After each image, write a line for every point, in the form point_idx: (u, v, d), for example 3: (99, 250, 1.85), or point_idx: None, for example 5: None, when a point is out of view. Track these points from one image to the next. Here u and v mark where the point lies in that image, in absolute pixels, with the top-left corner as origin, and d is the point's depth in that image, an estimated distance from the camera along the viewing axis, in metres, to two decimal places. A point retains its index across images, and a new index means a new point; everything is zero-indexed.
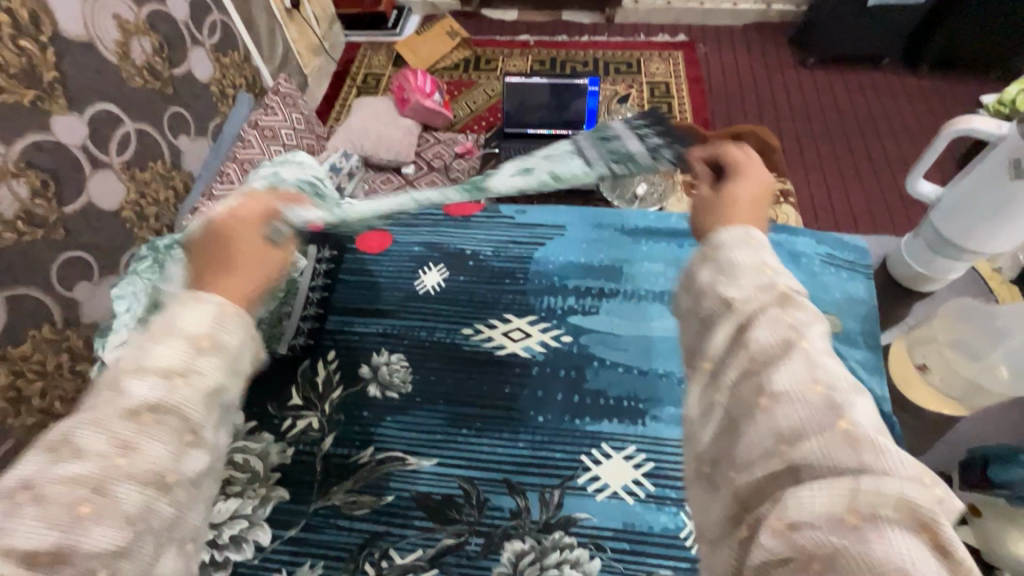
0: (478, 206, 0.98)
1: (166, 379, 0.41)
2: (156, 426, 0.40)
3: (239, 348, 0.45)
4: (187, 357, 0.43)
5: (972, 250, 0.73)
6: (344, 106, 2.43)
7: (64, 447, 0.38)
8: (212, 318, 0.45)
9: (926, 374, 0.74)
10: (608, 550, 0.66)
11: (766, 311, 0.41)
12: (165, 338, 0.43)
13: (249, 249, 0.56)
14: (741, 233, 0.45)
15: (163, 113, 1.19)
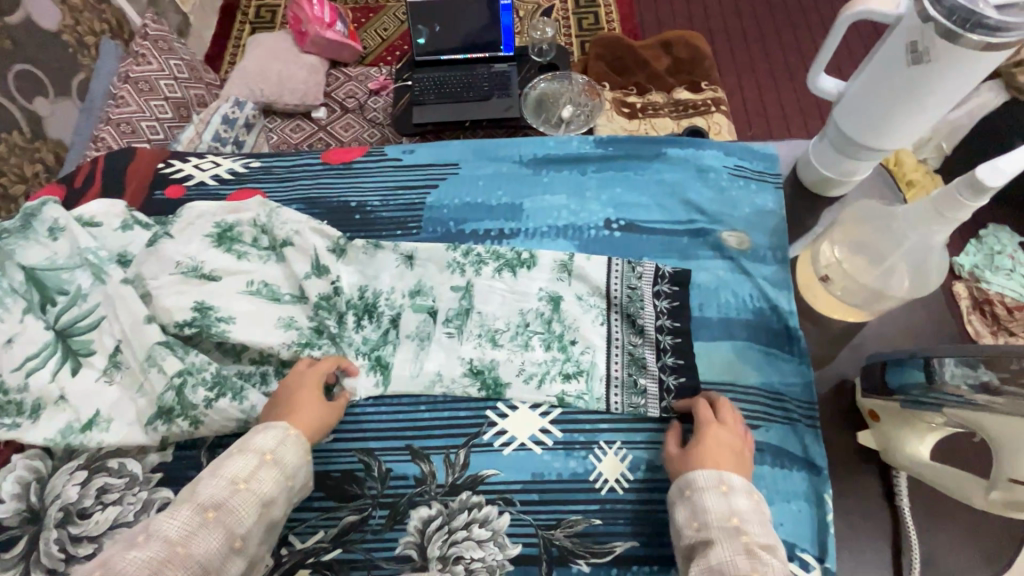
0: (360, 149, 0.87)
1: (233, 485, 0.53)
2: (210, 530, 0.50)
3: (293, 465, 0.57)
4: (228, 490, 0.52)
5: (872, 147, 0.68)
6: (237, 46, 2.09)
7: (144, 533, 0.48)
8: (280, 436, 0.58)
9: (828, 285, 0.68)
10: (517, 504, 0.64)
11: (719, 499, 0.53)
12: (242, 453, 0.55)
13: (310, 394, 0.64)
14: (714, 478, 0.55)
15: (4, 76, 1.05)
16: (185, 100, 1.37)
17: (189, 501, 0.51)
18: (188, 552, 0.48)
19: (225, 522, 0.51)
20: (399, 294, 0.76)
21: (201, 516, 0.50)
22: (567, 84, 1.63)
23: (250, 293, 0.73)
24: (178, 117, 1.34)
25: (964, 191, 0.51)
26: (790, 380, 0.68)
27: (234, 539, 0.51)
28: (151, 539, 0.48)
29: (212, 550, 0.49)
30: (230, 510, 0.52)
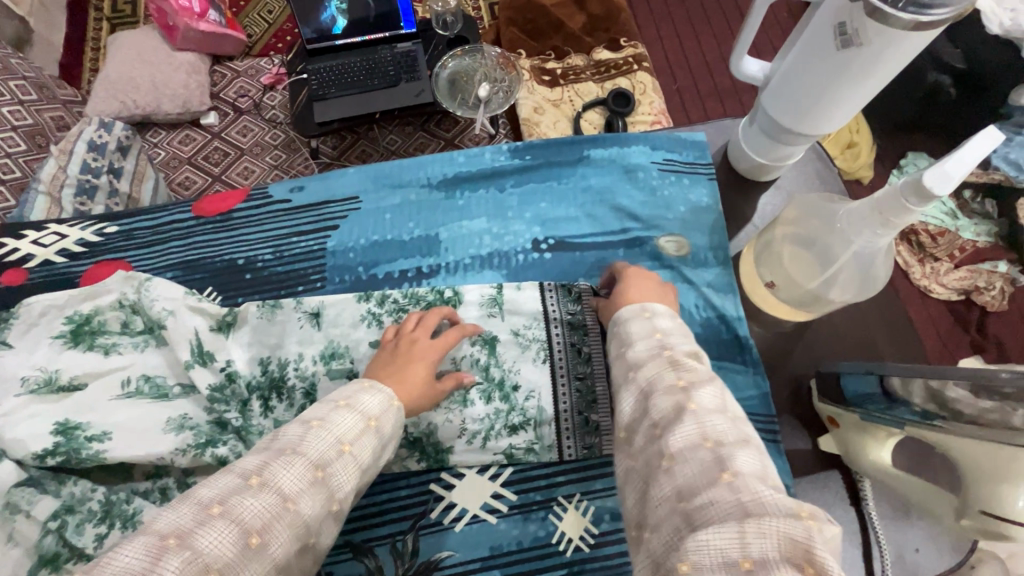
0: (239, 193, 0.74)
1: (339, 445, 0.46)
2: (318, 488, 0.43)
3: (390, 435, 0.51)
4: (334, 451, 0.46)
5: (804, 134, 0.63)
6: (98, 48, 1.73)
7: (257, 477, 0.41)
8: (384, 405, 0.52)
9: (772, 289, 0.64)
10: None
11: (644, 323, 0.52)
12: (349, 409, 0.49)
13: (421, 365, 0.58)
14: (637, 308, 0.54)
15: None
16: (40, 126, 1.16)
17: (297, 452, 0.44)
18: (299, 510, 0.41)
19: (332, 482, 0.44)
20: (310, 360, 0.66)
21: (312, 474, 0.43)
22: (480, 58, 1.48)
23: (128, 396, 0.62)
24: (35, 147, 1.13)
25: (909, 196, 0.46)
26: (747, 394, 0.65)
27: (332, 502, 0.45)
28: (266, 485, 0.41)
29: (315, 512, 0.43)
30: (337, 473, 0.45)
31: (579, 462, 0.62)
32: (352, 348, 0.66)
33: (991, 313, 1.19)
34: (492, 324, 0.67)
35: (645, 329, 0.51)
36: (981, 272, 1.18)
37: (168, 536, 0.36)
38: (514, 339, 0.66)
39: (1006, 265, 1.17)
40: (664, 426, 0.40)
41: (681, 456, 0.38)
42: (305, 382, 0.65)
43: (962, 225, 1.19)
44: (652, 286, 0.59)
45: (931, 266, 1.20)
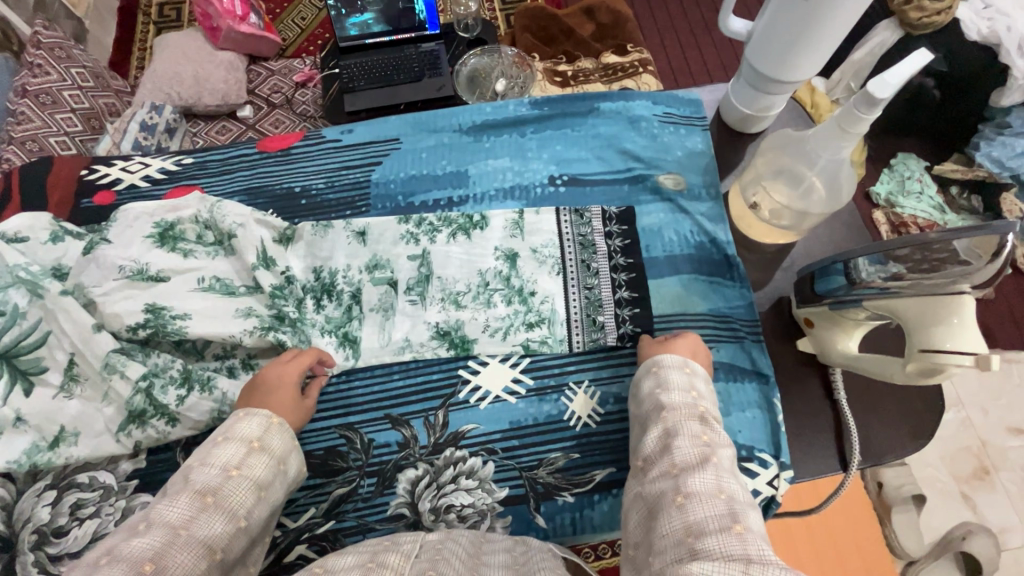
0: (297, 134, 0.86)
1: (226, 471, 0.52)
2: (210, 512, 0.49)
3: (282, 451, 0.57)
4: (221, 477, 0.52)
5: (781, 80, 0.74)
6: (145, 49, 1.88)
7: (143, 523, 0.47)
8: (264, 424, 0.58)
9: (757, 210, 0.74)
10: (499, 451, 0.67)
11: (683, 376, 0.59)
12: (228, 440, 0.55)
13: (286, 389, 0.63)
14: (680, 361, 0.61)
15: None
16: (94, 110, 1.33)
17: (183, 489, 0.50)
18: (191, 533, 0.47)
19: (223, 505, 0.50)
20: (356, 270, 0.76)
21: (200, 501, 0.49)
22: (498, 57, 1.62)
23: (203, 290, 0.72)
24: (88, 128, 1.30)
25: (861, 105, 0.56)
26: (734, 303, 0.74)
27: (239, 519, 0.51)
28: (152, 526, 0.46)
29: (218, 532, 0.49)
30: (227, 495, 0.51)
31: (589, 357, 0.71)
32: (393, 261, 0.76)
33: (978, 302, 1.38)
34: (514, 244, 0.77)
35: (684, 385, 0.58)
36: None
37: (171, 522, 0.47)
38: (533, 256, 0.77)
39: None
40: (683, 468, 0.49)
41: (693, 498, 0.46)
42: (351, 287, 0.75)
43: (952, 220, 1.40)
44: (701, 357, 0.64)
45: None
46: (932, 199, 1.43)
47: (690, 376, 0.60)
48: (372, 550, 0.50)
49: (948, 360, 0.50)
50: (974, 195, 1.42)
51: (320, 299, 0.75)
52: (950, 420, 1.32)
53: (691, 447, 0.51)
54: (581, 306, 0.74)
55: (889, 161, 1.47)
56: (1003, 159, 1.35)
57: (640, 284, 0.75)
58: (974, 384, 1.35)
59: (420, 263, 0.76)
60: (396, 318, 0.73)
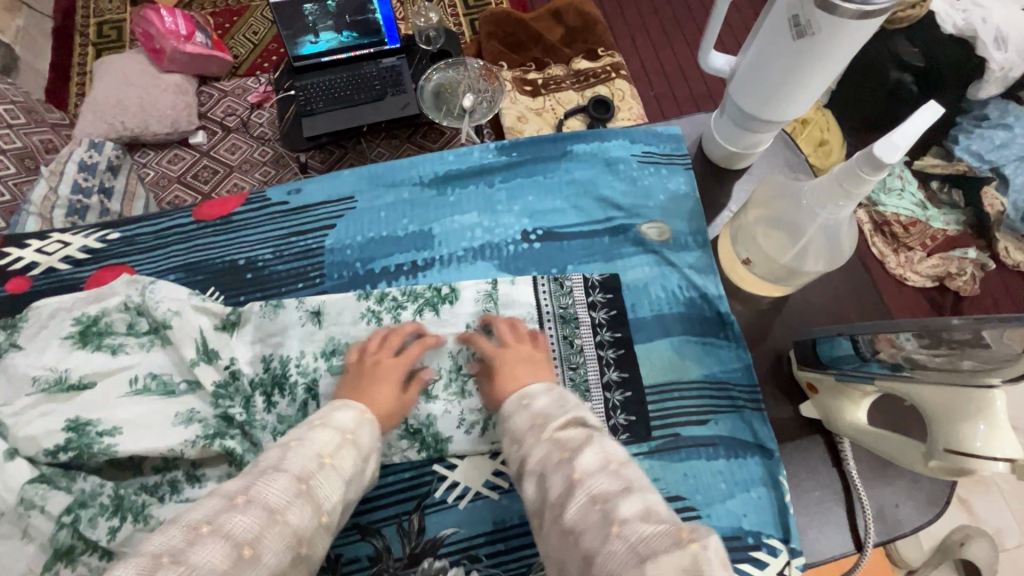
0: (238, 197, 0.76)
1: (320, 458, 0.48)
2: (301, 500, 0.44)
3: (368, 448, 0.54)
4: (314, 464, 0.47)
5: (768, 120, 0.68)
6: (84, 73, 1.72)
7: (241, 497, 0.42)
8: (356, 419, 0.55)
9: (749, 266, 0.68)
10: (483, 559, 0.60)
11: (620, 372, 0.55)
12: (325, 426, 0.51)
13: (276, 369, 0.61)
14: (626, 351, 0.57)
15: None
16: (27, 149, 1.21)
17: (279, 471, 0.45)
18: (285, 522, 0.42)
19: (315, 497, 0.45)
20: (311, 357, 0.68)
21: (297, 488, 0.44)
22: (463, 71, 1.50)
23: (137, 393, 0.63)
24: (23, 170, 1.18)
25: (865, 167, 0.50)
26: (730, 366, 0.68)
27: (320, 514, 0.45)
28: (252, 503, 0.42)
29: (304, 523, 0.44)
30: (319, 485, 0.46)
31: None
32: (353, 346, 0.68)
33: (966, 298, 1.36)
34: (489, 319, 0.70)
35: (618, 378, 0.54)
36: (952, 259, 1.36)
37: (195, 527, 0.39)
38: None
39: (974, 251, 1.36)
40: None
41: None
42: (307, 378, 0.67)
43: (933, 216, 1.39)
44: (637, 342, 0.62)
45: (906, 256, 1.37)
46: (913, 195, 1.40)
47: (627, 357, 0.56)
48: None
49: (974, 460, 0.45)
50: (956, 189, 1.40)
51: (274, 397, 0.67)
52: None
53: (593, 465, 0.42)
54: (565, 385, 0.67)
55: None
56: (982, 151, 1.32)
57: (628, 356, 0.68)
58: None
59: None
60: None
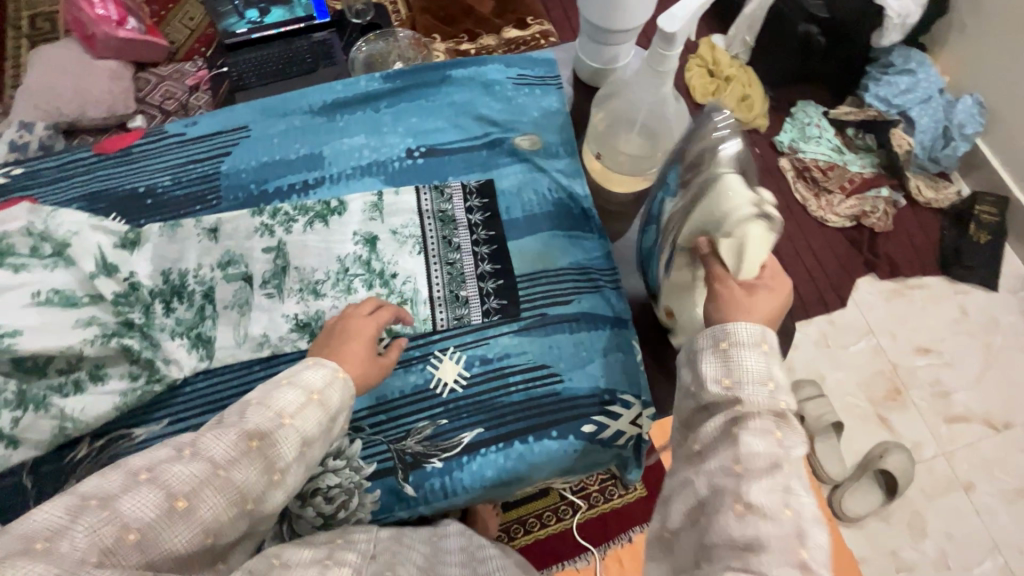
0: (137, 132, 0.82)
1: (277, 415, 0.46)
2: (251, 458, 0.43)
3: (338, 407, 0.50)
4: (273, 423, 0.45)
5: (616, 31, 0.76)
6: (19, 65, 1.64)
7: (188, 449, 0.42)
8: (327, 377, 0.51)
9: (602, 160, 0.75)
10: (366, 428, 0.66)
11: (740, 357, 0.45)
12: (290, 385, 0.48)
13: (359, 345, 0.57)
14: (716, 336, 0.46)
15: None
16: None
17: (233, 426, 0.44)
18: (229, 476, 0.42)
19: (269, 453, 0.44)
20: (208, 268, 0.74)
21: (245, 444, 0.43)
22: (393, 42, 1.53)
23: (39, 304, 0.67)
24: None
25: (661, 45, 0.58)
26: (594, 254, 0.75)
27: (273, 471, 0.45)
28: (197, 457, 0.41)
29: (253, 480, 0.43)
30: (275, 441, 0.45)
31: (454, 328, 0.71)
32: (247, 255, 0.74)
33: (881, 234, 1.40)
34: (373, 226, 0.76)
35: (757, 370, 0.44)
36: (868, 198, 1.41)
37: (89, 495, 0.37)
38: (392, 236, 0.76)
39: (887, 190, 1.41)
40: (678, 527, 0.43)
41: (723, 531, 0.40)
42: (204, 285, 0.73)
43: (850, 160, 1.45)
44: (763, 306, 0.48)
45: (826, 199, 1.41)
46: (830, 141, 1.46)
47: (769, 357, 0.45)
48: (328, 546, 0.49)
49: (745, 254, 0.50)
50: (869, 133, 1.45)
51: (180, 302, 0.73)
52: (863, 349, 1.34)
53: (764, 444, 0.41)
54: (442, 279, 0.74)
55: (792, 107, 1.49)
56: (889, 96, 1.44)
57: (501, 249, 0.75)
58: (882, 311, 1.37)
59: (276, 254, 0.74)
60: (251, 317, 0.72)
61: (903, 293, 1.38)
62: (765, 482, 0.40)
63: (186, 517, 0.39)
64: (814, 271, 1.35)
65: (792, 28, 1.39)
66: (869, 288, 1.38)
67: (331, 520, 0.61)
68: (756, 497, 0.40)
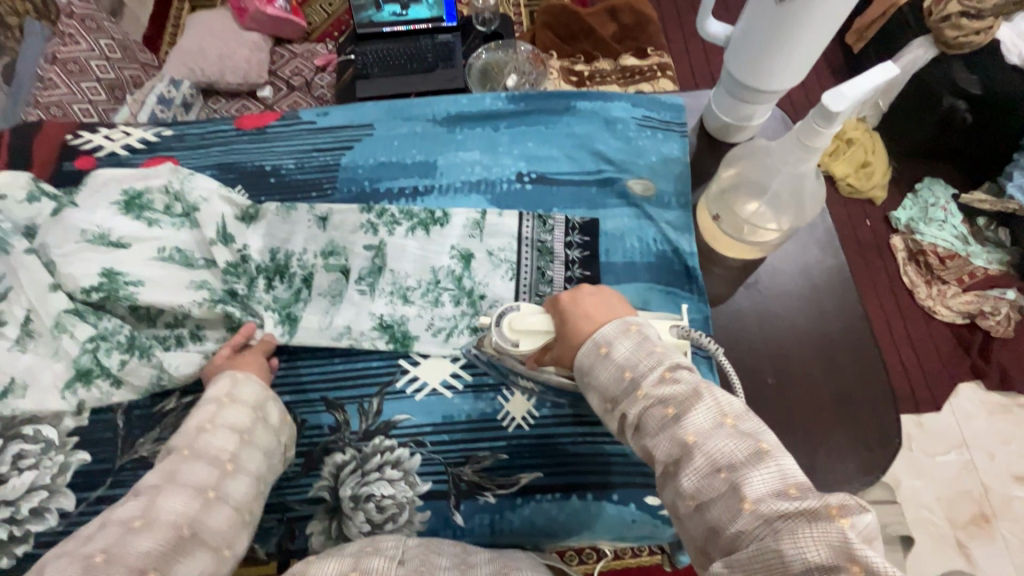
0: (275, 113, 0.87)
1: (199, 427, 0.58)
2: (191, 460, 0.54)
3: (245, 395, 0.62)
4: (195, 433, 0.57)
5: (760, 90, 0.72)
6: (179, 25, 1.82)
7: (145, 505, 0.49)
8: (229, 381, 0.62)
9: (718, 222, 0.71)
10: (428, 444, 0.66)
11: (606, 363, 0.49)
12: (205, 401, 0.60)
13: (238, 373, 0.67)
14: (591, 345, 0.51)
15: None
16: (118, 81, 1.34)
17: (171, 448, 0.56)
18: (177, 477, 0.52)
19: (203, 453, 0.55)
20: (312, 254, 0.77)
21: (177, 452, 0.55)
22: (513, 53, 1.52)
23: (162, 259, 0.73)
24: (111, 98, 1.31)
25: (818, 121, 0.54)
26: (690, 316, 0.72)
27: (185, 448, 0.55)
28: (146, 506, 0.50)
29: (203, 475, 0.54)
30: (204, 445, 0.56)
31: None
32: (349, 249, 0.77)
33: (997, 340, 1.27)
34: (471, 244, 0.76)
35: (627, 359, 0.49)
36: (988, 296, 1.28)
37: (93, 551, 0.44)
38: (487, 257, 0.76)
39: (1014, 293, 1.27)
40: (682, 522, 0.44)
41: (704, 496, 0.42)
42: (305, 271, 0.76)
43: (974, 252, 1.32)
44: (602, 309, 0.54)
45: (938, 289, 1.31)
46: (956, 228, 1.35)
47: (639, 334, 0.50)
48: (355, 556, 0.49)
49: (565, 314, 0.55)
50: (1002, 227, 1.32)
51: (282, 283, 0.76)
52: (951, 462, 1.19)
53: (667, 432, 0.45)
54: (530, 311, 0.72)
55: (915, 185, 1.39)
56: None
57: None
58: (982, 425, 1.22)
59: (375, 254, 0.76)
60: (340, 310, 0.74)
61: (1010, 410, 1.23)
62: (699, 466, 0.43)
63: (148, 525, 0.47)
64: (910, 366, 1.27)
65: (936, 99, 1.26)
66: (970, 397, 1.24)
67: (379, 528, 0.62)
68: (719, 449, 0.43)
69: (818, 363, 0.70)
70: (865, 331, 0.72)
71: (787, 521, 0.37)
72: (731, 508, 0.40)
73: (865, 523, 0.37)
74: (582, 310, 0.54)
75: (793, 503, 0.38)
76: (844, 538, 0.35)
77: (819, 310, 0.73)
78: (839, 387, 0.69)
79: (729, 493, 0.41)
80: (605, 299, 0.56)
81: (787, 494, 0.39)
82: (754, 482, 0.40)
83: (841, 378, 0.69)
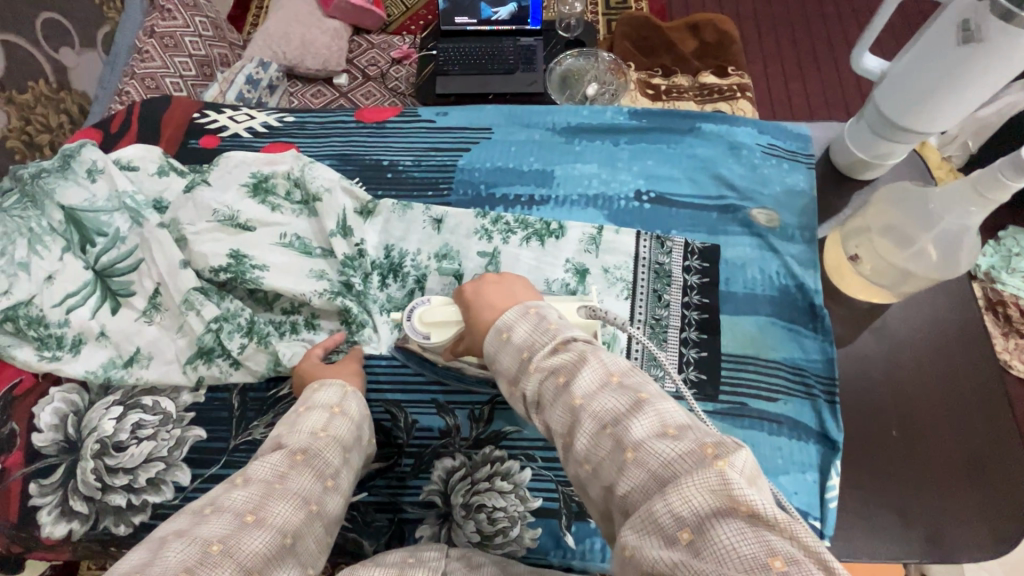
0: (394, 109, 0.88)
1: (313, 434, 0.54)
2: (302, 468, 0.50)
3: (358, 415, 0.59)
4: (310, 439, 0.54)
5: (910, 130, 0.69)
6: (262, 7, 1.83)
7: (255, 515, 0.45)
8: (340, 393, 0.60)
9: (858, 263, 0.70)
10: (539, 460, 0.65)
11: (513, 351, 0.46)
12: (312, 409, 0.57)
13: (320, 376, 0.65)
14: (493, 333, 0.48)
15: (31, 24, 1.00)
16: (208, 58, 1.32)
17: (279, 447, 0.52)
18: (285, 486, 0.48)
19: (315, 464, 0.52)
20: (426, 256, 0.76)
21: (291, 458, 0.51)
22: (594, 61, 1.47)
23: (283, 246, 0.74)
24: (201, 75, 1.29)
25: (1006, 171, 0.54)
26: (812, 356, 0.69)
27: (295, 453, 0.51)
28: (263, 523, 0.44)
29: (306, 485, 0.50)
30: (316, 453, 0.52)
31: None
32: (463, 254, 0.76)
33: None
34: (586, 259, 0.75)
35: (528, 341, 0.46)
36: None
37: (212, 540, 0.41)
38: (603, 275, 0.74)
39: None
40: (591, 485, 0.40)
41: (603, 457, 0.39)
42: (417, 271, 0.76)
43: None
44: (503, 296, 0.52)
45: (1016, 343, 1.22)
46: None
47: (540, 315, 0.47)
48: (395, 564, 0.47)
49: (469, 304, 0.54)
50: None
51: (394, 280, 0.76)
52: None
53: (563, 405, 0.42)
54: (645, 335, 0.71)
55: (999, 231, 1.29)
56: None
57: (712, 321, 0.71)
58: None
59: (489, 260, 0.75)
60: None
61: None
62: (591, 428, 0.40)
63: (262, 522, 0.44)
64: None
65: None
66: None
67: (488, 540, 0.62)
68: (603, 406, 0.40)
69: (949, 421, 0.67)
70: (999, 391, 0.69)
71: (669, 466, 0.35)
72: (618, 462, 0.38)
73: (744, 462, 0.34)
74: (484, 298, 0.52)
75: (672, 444, 0.36)
76: (722, 479, 0.32)
77: (949, 364, 0.70)
78: (969, 448, 0.66)
79: (624, 441, 0.38)
80: (506, 284, 0.54)
81: (665, 433, 0.37)
82: (635, 427, 0.38)
83: (973, 440, 0.66)
